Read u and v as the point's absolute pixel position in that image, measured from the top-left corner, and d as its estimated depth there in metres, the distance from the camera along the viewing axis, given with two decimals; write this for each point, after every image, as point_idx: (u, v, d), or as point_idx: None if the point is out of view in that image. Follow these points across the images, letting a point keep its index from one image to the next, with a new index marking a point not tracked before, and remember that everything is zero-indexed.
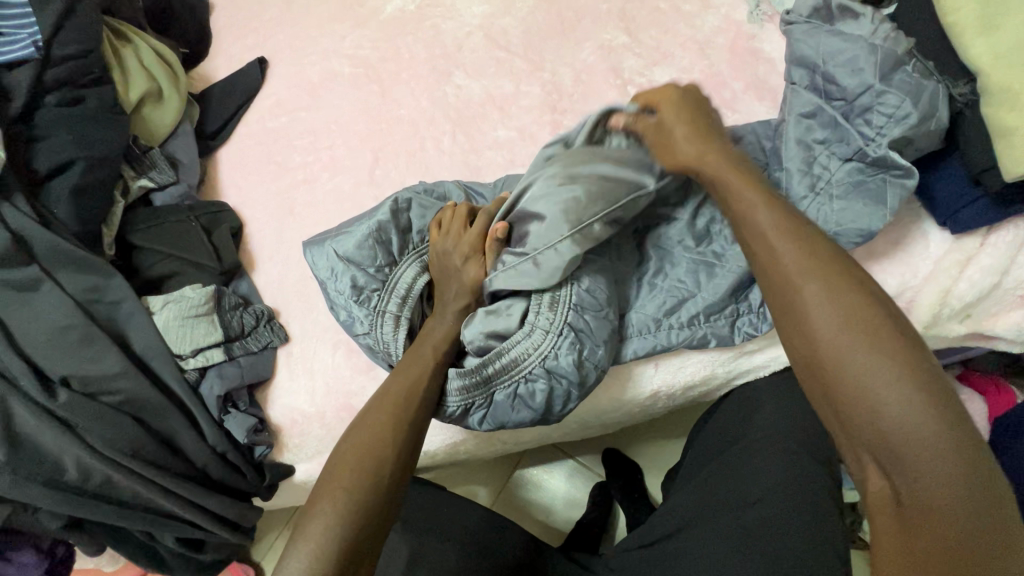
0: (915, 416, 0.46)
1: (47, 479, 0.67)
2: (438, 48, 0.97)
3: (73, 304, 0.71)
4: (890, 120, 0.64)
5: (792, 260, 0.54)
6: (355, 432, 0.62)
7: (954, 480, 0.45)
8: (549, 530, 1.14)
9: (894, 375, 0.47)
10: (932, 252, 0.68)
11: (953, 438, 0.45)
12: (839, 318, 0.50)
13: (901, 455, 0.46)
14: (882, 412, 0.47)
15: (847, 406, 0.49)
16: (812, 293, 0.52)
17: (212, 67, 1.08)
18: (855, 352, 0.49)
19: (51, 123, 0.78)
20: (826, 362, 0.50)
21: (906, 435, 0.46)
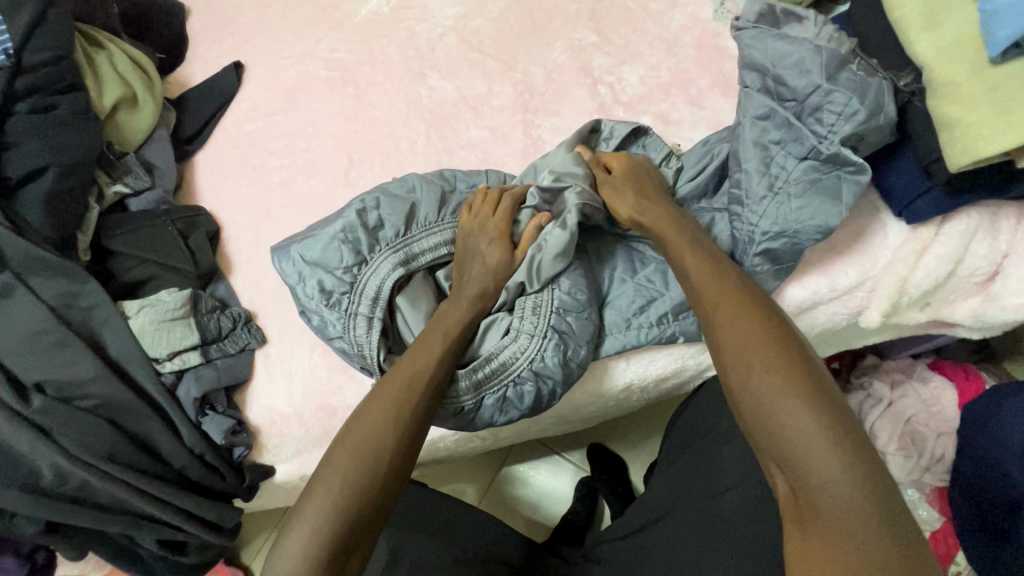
0: (805, 422, 0.50)
1: (22, 484, 0.68)
2: (411, 50, 0.98)
3: (47, 310, 0.72)
4: (838, 119, 0.66)
5: (710, 290, 0.61)
6: (355, 422, 0.61)
7: (842, 478, 0.47)
8: (534, 525, 1.15)
9: (788, 384, 0.52)
10: (890, 242, 0.70)
11: (840, 443, 0.49)
12: (744, 335, 0.57)
13: (796, 460, 0.50)
14: (775, 420, 0.52)
15: (753, 416, 0.53)
16: (719, 314, 0.59)
17: (187, 72, 1.08)
18: (755, 366, 0.54)
19: (23, 130, 0.79)
20: (732, 376, 0.56)
21: (796, 441, 0.50)
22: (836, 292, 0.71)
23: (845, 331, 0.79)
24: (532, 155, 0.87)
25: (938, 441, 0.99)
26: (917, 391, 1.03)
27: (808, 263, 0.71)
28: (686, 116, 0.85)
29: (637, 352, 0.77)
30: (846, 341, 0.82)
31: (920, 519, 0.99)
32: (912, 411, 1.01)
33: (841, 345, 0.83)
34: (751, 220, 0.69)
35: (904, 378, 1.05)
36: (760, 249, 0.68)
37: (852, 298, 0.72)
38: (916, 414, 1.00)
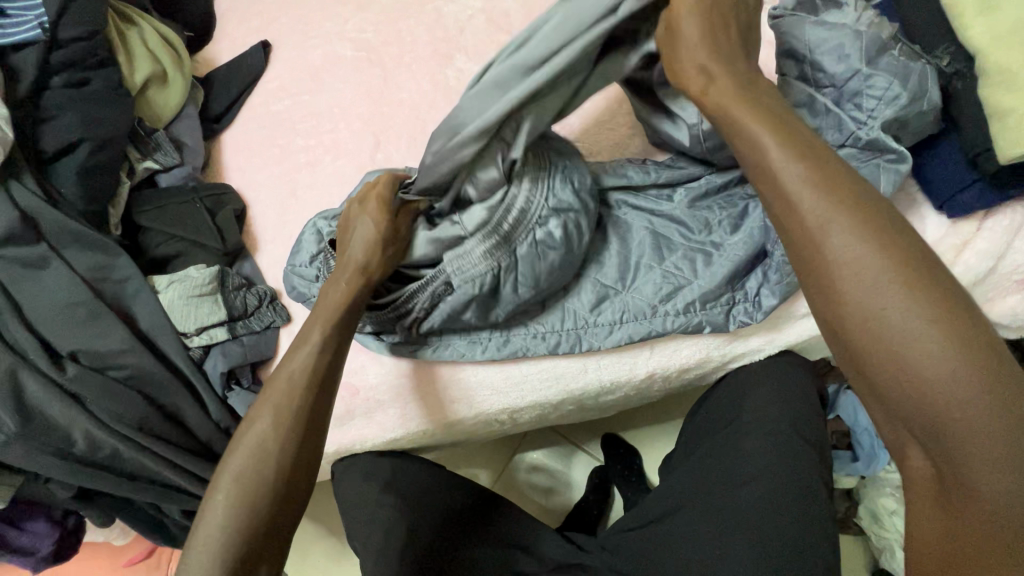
0: (971, 395, 0.40)
1: (57, 450, 0.70)
2: (439, 31, 0.98)
3: (80, 282, 0.73)
4: (878, 102, 0.65)
5: (821, 208, 0.47)
6: (261, 406, 0.61)
7: (1016, 464, 0.39)
8: (546, 512, 1.16)
9: (939, 343, 0.42)
10: (929, 236, 0.68)
11: (1014, 418, 0.40)
12: (871, 272, 0.44)
13: (956, 442, 0.41)
14: (932, 387, 0.41)
15: (889, 381, 0.43)
16: (842, 248, 0.46)
17: (216, 51, 1.09)
18: (894, 316, 0.43)
19: (57, 104, 0.80)
20: (862, 325, 0.44)
21: (957, 421, 0.41)
22: None
23: None
24: None
25: None
26: None
27: None
28: None
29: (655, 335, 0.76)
30: None
31: None
32: None
33: None
34: None
35: None
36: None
37: None
38: None
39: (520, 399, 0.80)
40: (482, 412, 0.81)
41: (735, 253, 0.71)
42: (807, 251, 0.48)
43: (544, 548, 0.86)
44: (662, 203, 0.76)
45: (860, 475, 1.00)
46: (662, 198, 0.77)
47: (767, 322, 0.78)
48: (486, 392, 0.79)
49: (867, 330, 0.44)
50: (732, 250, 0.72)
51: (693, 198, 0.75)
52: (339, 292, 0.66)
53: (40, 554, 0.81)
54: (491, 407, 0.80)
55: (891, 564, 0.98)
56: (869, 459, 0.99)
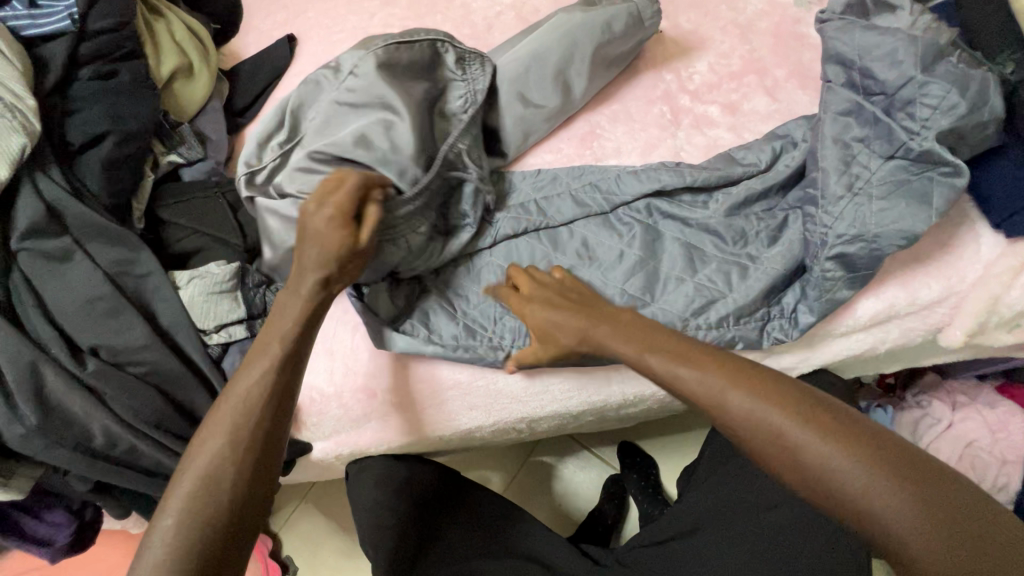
0: (856, 460, 0.47)
1: (77, 445, 0.69)
2: (467, 28, 0.96)
3: (103, 276, 0.72)
4: (930, 109, 0.61)
5: (700, 378, 0.55)
6: (215, 415, 0.57)
7: (946, 548, 0.44)
8: (559, 520, 1.13)
9: (844, 456, 0.48)
10: (982, 256, 0.65)
11: (927, 505, 0.45)
12: (760, 416, 0.51)
13: (891, 540, 0.45)
14: (829, 471, 0.48)
15: (821, 501, 0.49)
16: (736, 406, 0.53)
17: (242, 44, 1.08)
18: (799, 447, 0.49)
19: (85, 96, 0.80)
20: (776, 465, 0.51)
21: (863, 495, 0.46)
22: (916, 306, 0.66)
23: (918, 349, 0.74)
24: (589, 144, 0.81)
25: (1002, 470, 0.93)
26: (982, 415, 0.97)
27: (886, 271, 0.66)
28: (759, 107, 0.79)
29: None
30: (917, 358, 0.77)
31: None
32: (974, 435, 0.96)
33: (910, 363, 0.78)
34: (826, 223, 0.65)
35: (968, 401, 0.99)
36: (834, 253, 0.64)
37: (932, 315, 0.67)
38: (980, 439, 0.95)
39: (540, 409, 0.78)
40: (502, 418, 0.79)
41: (775, 262, 0.68)
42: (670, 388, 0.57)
43: (556, 558, 0.83)
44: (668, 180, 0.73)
45: None
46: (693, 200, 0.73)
47: (802, 347, 0.70)
48: (505, 400, 0.77)
49: (745, 437, 0.52)
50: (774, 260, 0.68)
51: (729, 202, 0.71)
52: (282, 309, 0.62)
53: (58, 545, 0.81)
54: (511, 414, 0.79)
55: None
56: None
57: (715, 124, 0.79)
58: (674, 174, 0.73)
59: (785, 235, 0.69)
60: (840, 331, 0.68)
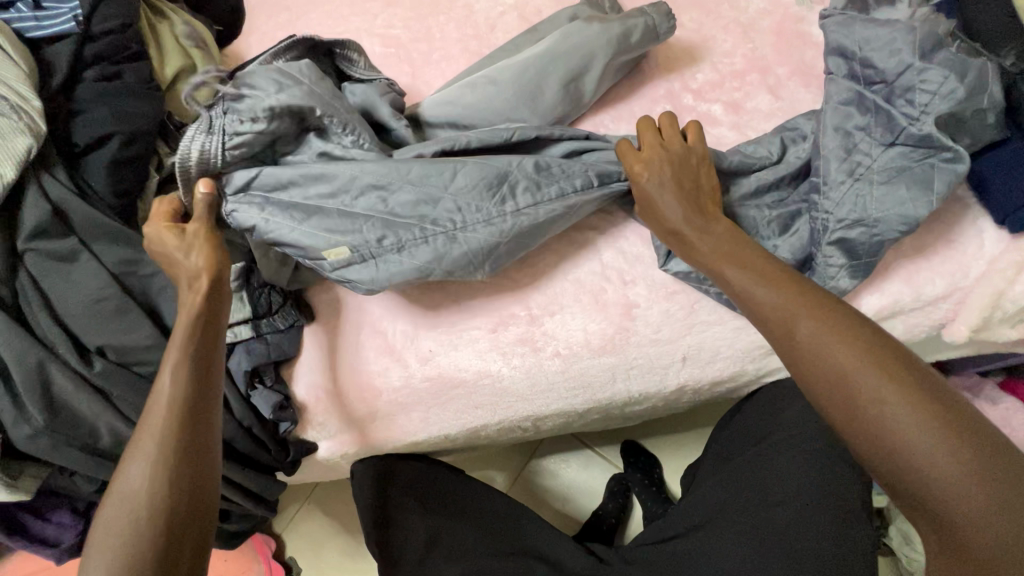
0: (905, 406, 0.48)
1: (84, 444, 0.69)
2: (470, 29, 0.96)
3: (109, 276, 0.73)
4: (930, 95, 0.63)
5: (779, 303, 0.56)
6: (141, 432, 0.56)
7: (988, 507, 0.45)
8: (564, 519, 1.14)
9: (908, 404, 0.48)
10: (985, 252, 0.65)
11: (980, 464, 0.46)
12: (833, 349, 0.52)
13: (934, 493, 0.46)
14: (886, 421, 0.48)
15: (869, 441, 0.49)
16: (808, 336, 0.54)
17: (245, 45, 1.08)
18: (866, 387, 0.50)
19: (91, 98, 0.79)
20: (834, 395, 0.51)
21: (917, 451, 0.47)
22: (920, 302, 0.67)
23: (922, 344, 0.74)
24: None
25: None
26: (985, 411, 0.97)
27: (890, 267, 0.66)
28: (762, 105, 0.79)
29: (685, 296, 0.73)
30: (921, 354, 0.77)
31: None
32: None
33: (913, 359, 0.79)
34: (827, 209, 0.65)
35: (970, 397, 1.00)
36: (834, 237, 0.64)
37: (936, 310, 0.67)
38: None
39: (545, 407, 0.78)
40: (507, 416, 0.79)
41: (779, 248, 0.68)
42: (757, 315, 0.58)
43: (562, 556, 0.83)
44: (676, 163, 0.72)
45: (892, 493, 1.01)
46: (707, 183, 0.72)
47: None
48: (510, 399, 0.77)
49: (801, 368, 0.54)
50: (778, 246, 0.68)
51: (741, 186, 0.71)
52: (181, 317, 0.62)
53: (63, 546, 0.81)
54: (517, 412, 0.79)
55: None
56: None
57: (718, 122, 0.79)
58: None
59: (793, 230, 0.68)
60: None
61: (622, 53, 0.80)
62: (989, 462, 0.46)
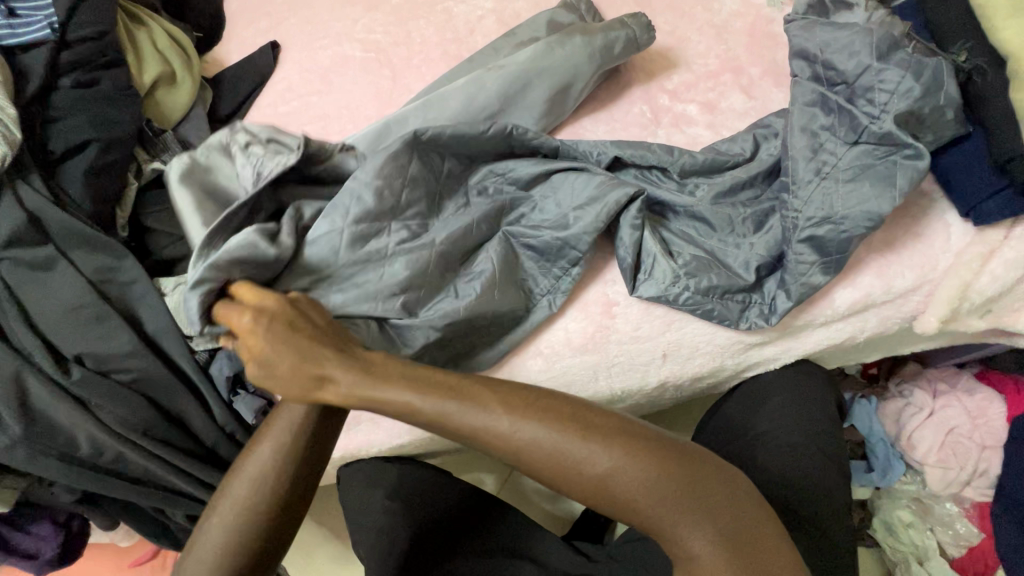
0: (634, 475, 0.50)
1: (62, 454, 0.69)
2: (449, 33, 0.97)
3: (86, 283, 0.72)
4: (887, 93, 0.65)
5: (489, 413, 0.53)
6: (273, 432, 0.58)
7: (724, 547, 0.50)
8: (552, 519, 1.14)
9: (636, 472, 0.51)
10: (953, 244, 0.67)
11: (704, 505, 0.51)
12: (550, 444, 0.51)
13: (679, 543, 0.51)
14: (609, 481, 0.51)
15: (624, 514, 0.52)
16: (530, 437, 0.52)
17: (225, 51, 1.08)
18: (604, 471, 0.51)
19: (66, 105, 0.79)
20: (583, 490, 0.52)
21: (636, 496, 0.50)
22: (891, 295, 0.68)
23: (895, 337, 0.76)
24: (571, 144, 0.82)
25: (982, 455, 0.96)
26: (962, 402, 0.99)
27: (861, 260, 0.68)
28: (736, 105, 0.81)
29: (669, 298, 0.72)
30: (894, 346, 0.79)
31: (956, 534, 0.97)
32: (955, 422, 0.98)
33: (888, 351, 0.80)
34: (796, 207, 0.67)
35: (947, 388, 1.02)
36: (805, 236, 0.65)
37: (907, 303, 0.69)
38: (960, 426, 0.97)
39: None
40: None
41: (752, 243, 0.69)
42: (466, 438, 0.53)
43: (549, 556, 0.83)
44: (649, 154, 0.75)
45: (874, 485, 1.02)
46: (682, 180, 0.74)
47: (782, 334, 0.71)
48: None
49: (548, 473, 0.52)
50: (752, 241, 0.69)
51: (715, 180, 0.73)
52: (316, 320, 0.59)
53: (44, 557, 0.80)
54: None
55: None
56: (883, 469, 1.01)
57: (694, 122, 0.80)
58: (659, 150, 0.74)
59: (764, 226, 0.70)
60: (819, 320, 0.69)
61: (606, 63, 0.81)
62: (688, 470, 0.51)
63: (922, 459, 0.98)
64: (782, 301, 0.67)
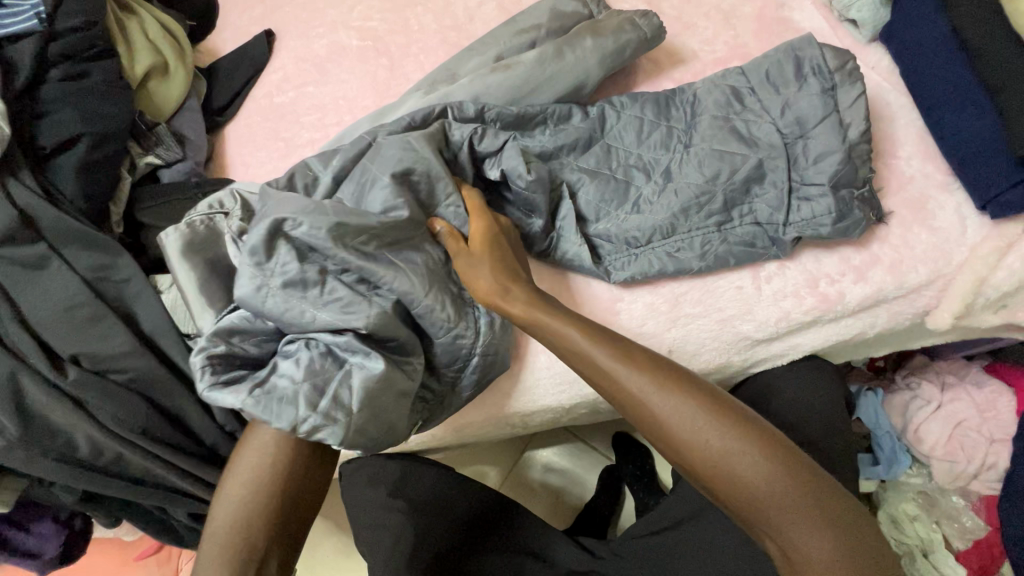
0: (752, 455, 0.54)
1: (60, 456, 0.68)
2: (448, 20, 0.95)
3: (81, 282, 0.71)
4: (832, 77, 0.67)
5: (621, 374, 0.58)
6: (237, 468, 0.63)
7: (832, 541, 0.52)
8: (555, 512, 1.13)
9: (754, 450, 0.54)
10: (968, 238, 0.66)
11: (812, 495, 0.53)
12: (681, 412, 0.56)
13: (789, 532, 0.53)
14: (733, 460, 0.54)
15: (734, 495, 0.54)
16: (658, 404, 0.57)
17: (219, 41, 1.06)
18: (723, 446, 0.55)
19: (55, 98, 0.77)
20: (700, 461, 0.55)
21: (753, 481, 0.53)
22: (904, 290, 0.66)
23: (906, 332, 0.75)
24: None
25: (990, 448, 0.95)
26: (970, 395, 0.98)
27: (875, 255, 0.66)
28: None
29: (667, 287, 0.70)
30: (905, 341, 0.78)
31: (963, 527, 0.96)
32: (964, 415, 0.97)
33: (897, 346, 0.79)
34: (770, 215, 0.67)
35: (956, 381, 1.01)
36: (720, 203, 0.67)
37: (920, 297, 0.67)
38: (968, 419, 0.96)
39: (532, 404, 0.77)
40: (494, 412, 0.78)
41: (676, 191, 0.68)
42: (606, 387, 0.59)
43: (555, 553, 0.83)
44: (627, 105, 0.74)
45: (879, 478, 1.01)
46: (647, 136, 0.72)
47: (710, 297, 0.69)
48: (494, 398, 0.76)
49: (672, 440, 0.57)
50: (676, 187, 0.68)
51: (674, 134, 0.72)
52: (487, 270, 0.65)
53: (46, 557, 0.80)
54: (503, 411, 0.78)
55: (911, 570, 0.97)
56: (889, 462, 1.00)
57: None
58: (645, 104, 0.73)
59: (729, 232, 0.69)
60: (830, 316, 0.68)
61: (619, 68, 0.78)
62: (806, 475, 0.54)
63: (929, 452, 0.97)
64: (691, 257, 0.68)
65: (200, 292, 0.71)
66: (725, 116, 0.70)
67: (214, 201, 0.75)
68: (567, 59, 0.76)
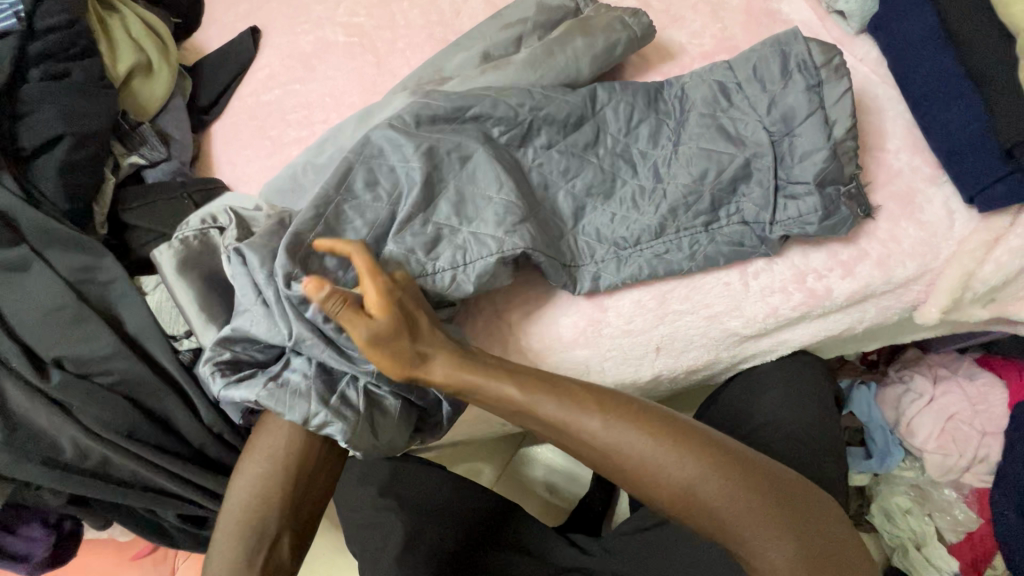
0: (697, 480, 0.54)
1: (45, 459, 0.68)
2: (435, 15, 0.93)
3: (63, 284, 0.70)
4: (818, 73, 0.65)
5: (558, 415, 0.58)
6: (249, 460, 0.63)
7: (794, 552, 0.51)
8: (549, 510, 1.14)
9: (698, 476, 0.54)
10: (956, 232, 0.65)
11: (767, 507, 0.53)
12: (622, 450, 0.56)
13: (747, 548, 0.53)
14: (682, 487, 0.54)
15: (691, 518, 0.55)
16: (600, 442, 0.57)
17: (204, 38, 1.05)
18: (666, 475, 0.55)
19: (34, 98, 0.76)
20: (651, 490, 0.56)
21: (704, 505, 0.54)
22: (891, 285, 0.66)
23: (895, 326, 0.74)
24: None
25: (982, 442, 0.95)
26: (963, 388, 0.98)
27: (862, 250, 0.66)
28: None
29: (655, 284, 0.70)
30: (895, 335, 0.77)
31: (955, 520, 0.96)
32: (956, 408, 0.97)
33: (888, 340, 0.78)
34: (758, 216, 0.66)
35: (948, 374, 1.00)
36: (708, 204, 0.67)
37: (908, 292, 0.67)
38: (960, 412, 0.96)
39: None
40: (483, 411, 0.77)
41: (664, 193, 0.68)
42: (551, 430, 0.59)
43: (546, 550, 0.83)
44: (616, 95, 0.72)
45: (872, 472, 1.01)
46: (637, 128, 0.71)
47: (697, 293, 0.68)
48: None
49: (623, 473, 0.57)
50: (664, 189, 0.68)
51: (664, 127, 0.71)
52: (389, 360, 0.58)
53: (36, 559, 0.80)
54: (492, 410, 0.77)
55: (904, 562, 0.97)
56: (882, 456, 1.00)
57: None
58: (635, 96, 0.72)
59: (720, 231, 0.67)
60: (818, 311, 0.68)
61: (605, 64, 0.77)
62: (758, 489, 0.54)
63: (921, 446, 0.96)
64: (679, 253, 0.67)
65: (200, 308, 0.71)
66: (713, 111, 0.69)
67: (207, 215, 0.75)
68: (552, 55, 0.75)
